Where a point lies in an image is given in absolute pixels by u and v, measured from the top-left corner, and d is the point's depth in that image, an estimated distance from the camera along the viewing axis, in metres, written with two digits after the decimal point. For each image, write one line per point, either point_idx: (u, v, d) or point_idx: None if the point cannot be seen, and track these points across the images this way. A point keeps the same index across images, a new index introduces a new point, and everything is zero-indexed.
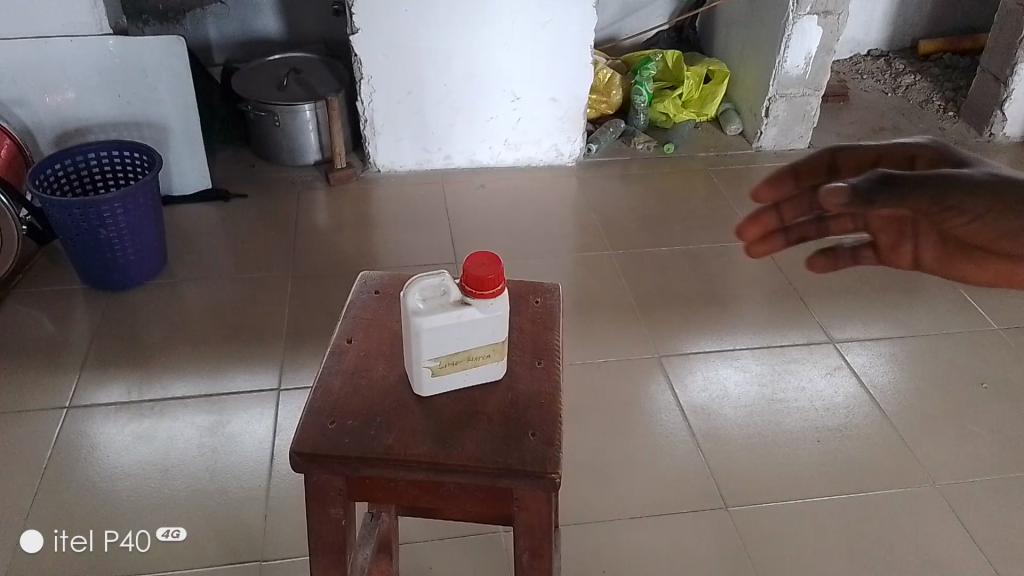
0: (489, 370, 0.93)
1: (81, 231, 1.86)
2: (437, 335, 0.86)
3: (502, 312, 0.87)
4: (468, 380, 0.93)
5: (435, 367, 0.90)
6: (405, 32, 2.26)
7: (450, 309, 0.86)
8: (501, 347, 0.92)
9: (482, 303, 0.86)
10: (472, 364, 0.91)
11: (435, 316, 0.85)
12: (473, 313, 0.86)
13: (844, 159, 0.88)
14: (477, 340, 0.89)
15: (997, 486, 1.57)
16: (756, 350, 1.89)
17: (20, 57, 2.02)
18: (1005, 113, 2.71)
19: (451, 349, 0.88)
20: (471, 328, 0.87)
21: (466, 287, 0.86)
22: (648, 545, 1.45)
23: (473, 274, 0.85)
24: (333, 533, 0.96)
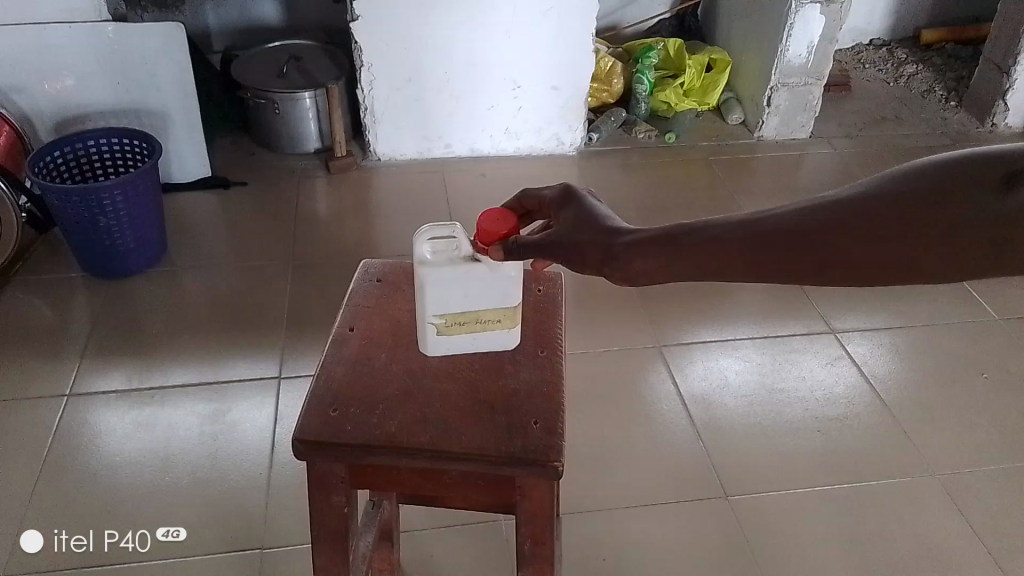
0: (500, 338, 0.96)
1: (81, 220, 1.85)
2: (441, 289, 0.89)
3: (515, 274, 0.89)
4: (475, 342, 0.96)
5: (440, 326, 0.93)
6: (405, 19, 2.25)
7: (459, 264, 0.88)
8: (513, 315, 0.94)
9: (492, 260, 0.88)
10: (479, 326, 0.94)
11: (441, 270, 0.88)
12: (484, 271, 0.88)
13: (526, 205, 0.95)
14: (486, 303, 0.91)
15: (996, 476, 1.57)
16: (757, 340, 1.88)
17: (18, 43, 2.01)
18: (1007, 102, 2.70)
19: (457, 307, 0.91)
20: (480, 289, 0.90)
21: (478, 241, 0.87)
22: (648, 534, 1.45)
23: (487, 230, 0.86)
24: (335, 522, 0.96)
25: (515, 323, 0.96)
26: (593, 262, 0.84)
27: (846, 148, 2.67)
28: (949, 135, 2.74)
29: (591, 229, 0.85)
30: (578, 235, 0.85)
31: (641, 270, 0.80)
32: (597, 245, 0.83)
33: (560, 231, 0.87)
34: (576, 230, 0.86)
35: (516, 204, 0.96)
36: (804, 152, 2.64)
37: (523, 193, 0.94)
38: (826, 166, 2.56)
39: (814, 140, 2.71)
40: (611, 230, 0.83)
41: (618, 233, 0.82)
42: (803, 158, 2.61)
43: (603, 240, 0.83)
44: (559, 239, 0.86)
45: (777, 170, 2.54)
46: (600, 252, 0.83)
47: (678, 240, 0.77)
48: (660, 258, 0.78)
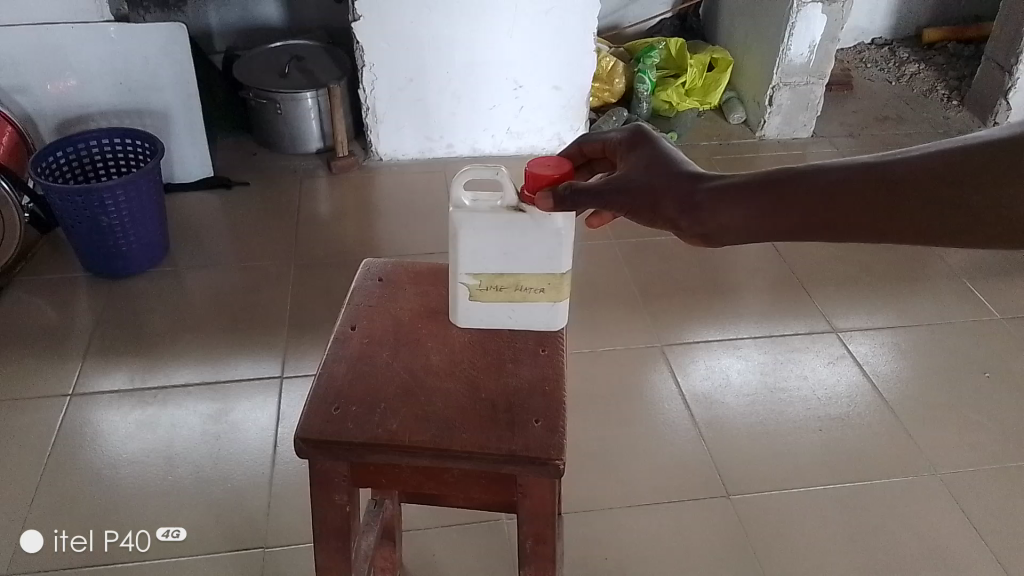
0: (543, 311, 0.99)
1: (83, 220, 1.85)
2: (479, 240, 0.93)
3: (564, 227, 0.91)
4: (514, 313, 1.00)
5: (473, 290, 0.97)
6: (406, 19, 2.25)
7: (498, 214, 0.91)
8: (559, 283, 0.96)
9: (537, 212, 0.90)
10: (518, 294, 0.98)
11: (478, 220, 0.92)
12: (526, 225, 0.91)
13: (587, 152, 0.97)
14: (528, 266, 0.94)
15: (998, 476, 1.57)
16: (758, 340, 1.88)
17: (21, 43, 2.01)
18: (1009, 101, 2.69)
19: (495, 265, 0.95)
20: (520, 246, 0.93)
21: (524, 191, 0.90)
22: (649, 533, 1.45)
23: (536, 175, 0.88)
24: (337, 519, 0.96)
25: (561, 296, 0.98)
26: (668, 212, 0.82)
27: (848, 147, 2.67)
28: (952, 134, 2.73)
29: (665, 175, 0.83)
30: (652, 180, 0.84)
31: (723, 223, 0.79)
32: (676, 193, 0.82)
33: (629, 176, 0.85)
34: (647, 175, 0.84)
35: (576, 150, 0.98)
36: (806, 151, 2.64)
37: (585, 137, 0.96)
38: None
39: (816, 140, 2.70)
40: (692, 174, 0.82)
41: (700, 178, 0.81)
42: (805, 157, 2.60)
43: (682, 186, 0.82)
44: (629, 184, 0.84)
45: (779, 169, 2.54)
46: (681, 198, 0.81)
47: (773, 187, 0.77)
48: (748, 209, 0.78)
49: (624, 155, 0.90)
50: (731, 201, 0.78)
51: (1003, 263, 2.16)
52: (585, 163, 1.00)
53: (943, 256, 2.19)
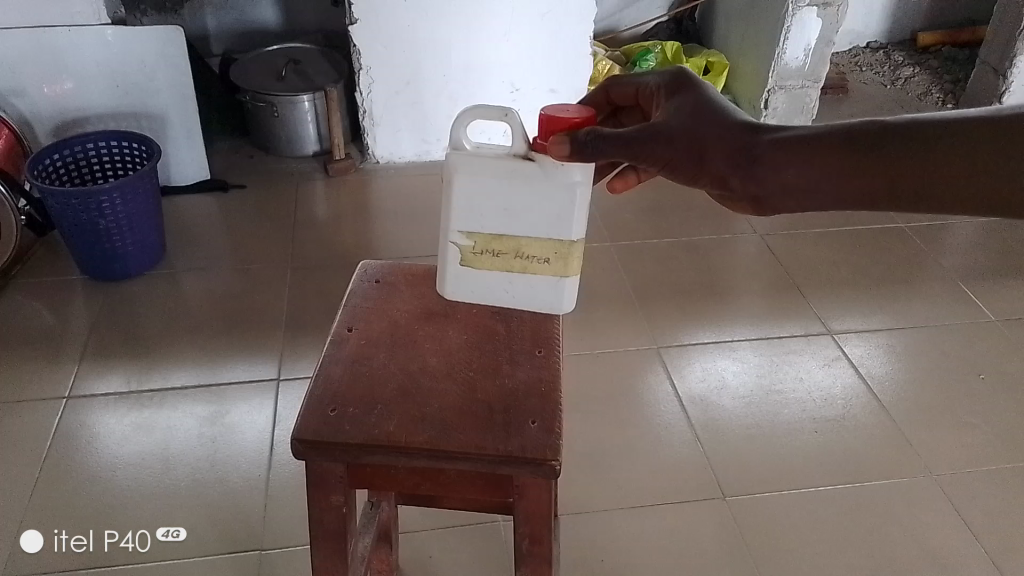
0: (547, 289, 0.87)
1: (80, 222, 1.85)
2: (475, 190, 0.82)
3: (581, 183, 0.81)
4: (513, 287, 0.87)
5: (465, 254, 0.86)
6: (403, 22, 2.26)
7: (503, 160, 0.81)
8: (568, 255, 0.84)
9: (549, 160, 0.80)
10: (520, 263, 0.85)
11: (477, 163, 0.81)
12: (534, 177, 0.81)
13: (614, 94, 0.98)
14: (532, 228, 0.83)
15: (993, 476, 1.58)
16: (755, 341, 1.89)
17: (18, 46, 2.02)
18: (1003, 104, 2.71)
19: (493, 225, 0.84)
20: (525, 202, 0.82)
21: (535, 138, 0.81)
22: (645, 534, 1.46)
23: (555, 119, 0.79)
24: (334, 521, 0.96)
25: (569, 272, 0.86)
26: (719, 167, 0.81)
27: None
28: None
29: (711, 123, 0.81)
30: (698, 130, 0.81)
31: (781, 180, 0.79)
32: (729, 145, 0.80)
33: (671, 124, 0.81)
34: (693, 122, 0.81)
35: (603, 93, 0.99)
36: None
37: (614, 82, 0.96)
38: None
39: None
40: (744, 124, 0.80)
41: (757, 130, 0.80)
42: None
43: (736, 138, 0.80)
44: (672, 133, 0.81)
45: None
46: (738, 154, 0.80)
47: (821, 142, 0.77)
48: (812, 175, 0.78)
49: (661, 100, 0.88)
50: (794, 164, 0.78)
51: (997, 265, 2.17)
52: (608, 105, 1.00)
53: (937, 258, 2.20)
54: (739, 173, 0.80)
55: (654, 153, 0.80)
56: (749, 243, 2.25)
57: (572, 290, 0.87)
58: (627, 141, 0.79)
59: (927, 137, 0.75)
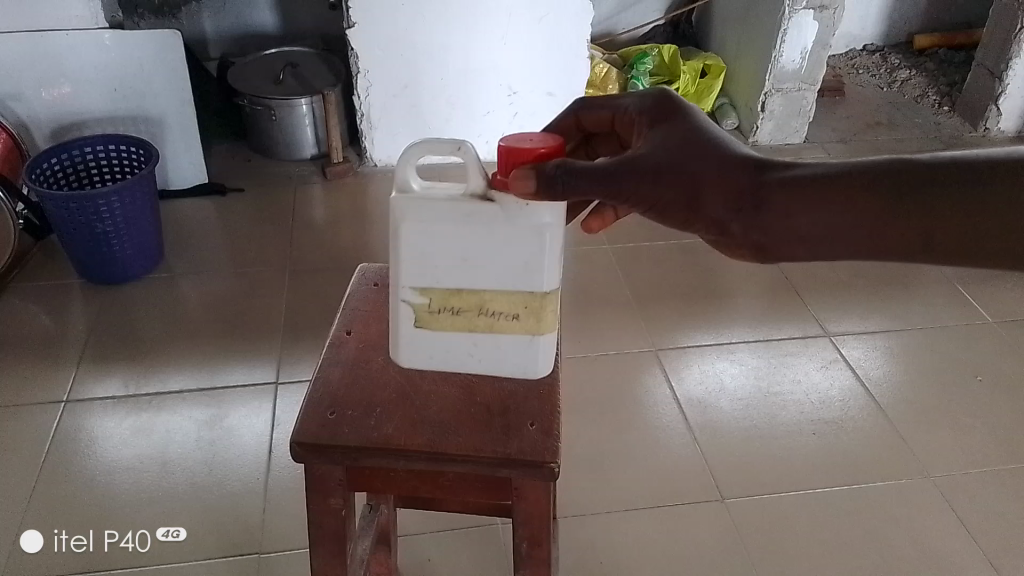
0: (517, 344, 0.90)
1: (78, 226, 1.85)
2: (431, 241, 0.83)
3: (549, 226, 0.81)
4: (477, 343, 0.90)
5: (421, 312, 0.88)
6: (401, 25, 2.26)
7: (461, 205, 0.81)
8: (539, 308, 0.86)
9: (510, 200, 0.80)
10: (485, 315, 0.87)
11: (431, 209, 0.82)
12: (498, 222, 0.81)
13: (585, 120, 0.95)
14: (497, 278, 0.85)
15: (990, 478, 1.58)
16: (752, 343, 1.89)
17: (16, 50, 2.02)
18: (999, 107, 2.72)
19: (454, 277, 0.85)
20: (488, 250, 0.83)
21: (496, 175, 0.81)
22: (643, 536, 1.46)
23: (516, 150, 0.78)
24: (333, 523, 0.96)
25: (539, 328, 0.88)
26: (715, 210, 0.79)
27: (840, 152, 2.68)
28: (943, 139, 2.76)
29: (703, 159, 0.78)
30: (688, 165, 0.78)
31: (786, 224, 0.77)
32: (724, 185, 0.78)
33: (654, 155, 0.79)
34: (680, 155, 0.78)
35: (572, 118, 0.96)
36: (799, 156, 2.65)
37: (584, 106, 0.93)
38: None
39: (808, 145, 2.72)
40: (742, 160, 0.79)
41: (760, 169, 0.78)
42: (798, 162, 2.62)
43: (733, 179, 0.78)
44: (657, 167, 0.78)
45: None
46: (738, 195, 0.78)
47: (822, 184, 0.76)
48: (824, 224, 0.76)
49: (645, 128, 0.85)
50: (804, 211, 0.76)
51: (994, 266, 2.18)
52: (579, 130, 0.97)
53: None
54: (741, 218, 0.78)
55: (637, 193, 0.78)
56: None
57: (540, 348, 0.90)
58: (603, 175, 0.76)
59: (926, 181, 0.75)
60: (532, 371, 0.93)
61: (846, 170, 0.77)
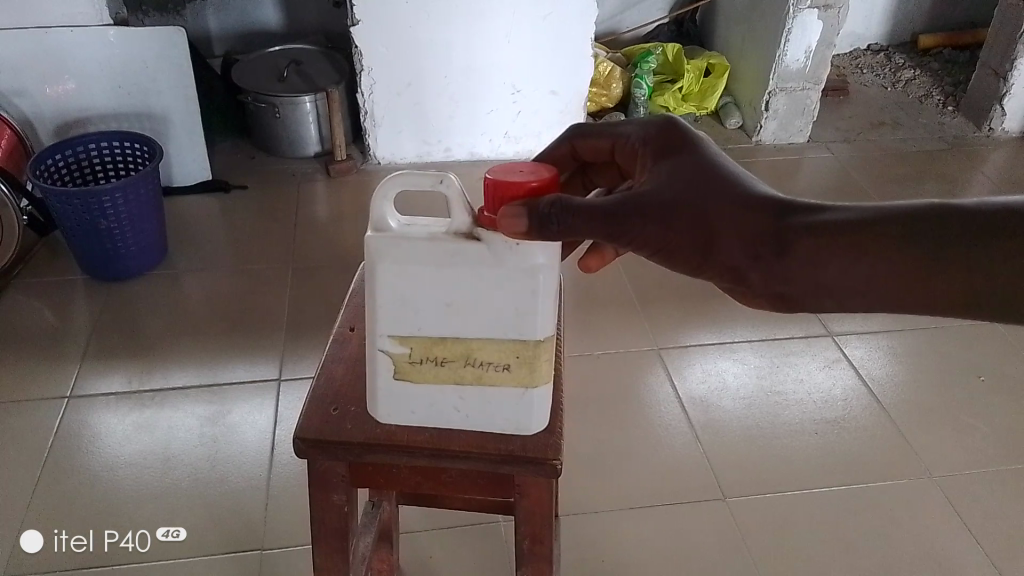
0: (508, 398, 0.83)
1: (82, 222, 1.86)
2: (409, 285, 0.76)
3: (542, 268, 0.74)
4: (463, 396, 0.83)
5: (399, 364, 0.81)
6: (405, 22, 2.26)
7: (443, 244, 0.74)
8: (531, 357, 0.79)
9: (498, 239, 0.73)
10: (472, 365, 0.80)
11: (411, 250, 0.74)
12: (485, 262, 0.74)
13: (581, 150, 0.89)
14: (485, 325, 0.78)
15: (993, 478, 1.58)
16: (755, 343, 1.89)
17: (20, 46, 2.02)
18: (1004, 107, 2.71)
19: (437, 325, 0.78)
20: (474, 295, 0.76)
21: (483, 212, 0.74)
22: (645, 535, 1.46)
23: (504, 185, 0.72)
24: (336, 520, 0.97)
25: (532, 380, 0.81)
26: (730, 258, 0.72)
27: (844, 151, 2.68)
28: (947, 139, 2.75)
29: (714, 198, 0.72)
30: (697, 206, 0.71)
31: (810, 275, 0.71)
32: (739, 230, 0.71)
33: (659, 193, 0.72)
34: (687, 193, 0.72)
35: (567, 147, 0.90)
36: (802, 155, 2.65)
37: (579, 134, 0.88)
38: (824, 169, 2.57)
39: (812, 145, 2.72)
40: (760, 200, 0.72)
41: (781, 213, 0.71)
42: (802, 162, 2.61)
43: (749, 224, 0.71)
44: (661, 205, 0.71)
45: (776, 172, 2.55)
46: (758, 241, 0.71)
47: (846, 234, 0.70)
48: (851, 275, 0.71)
49: (648, 161, 0.79)
50: (829, 261, 0.70)
51: None
52: (574, 159, 0.92)
53: None
54: (761, 266, 0.72)
55: (641, 236, 0.71)
56: None
57: (534, 401, 0.83)
58: (602, 214, 0.69)
59: (954, 230, 0.69)
60: (524, 428, 0.85)
61: (870, 218, 0.71)
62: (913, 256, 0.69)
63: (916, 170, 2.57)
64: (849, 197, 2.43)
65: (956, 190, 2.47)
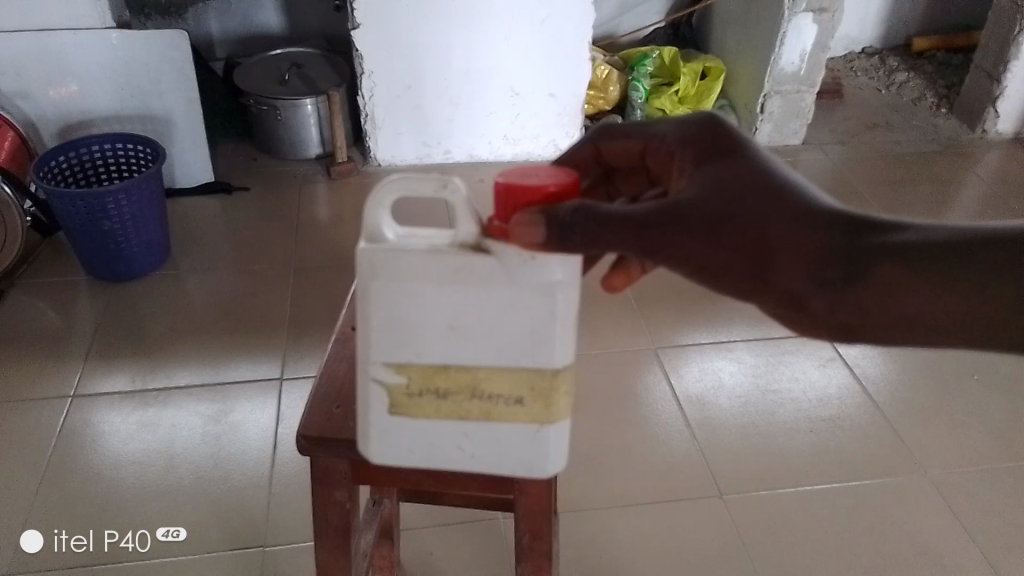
0: (519, 439, 0.76)
1: (85, 223, 1.88)
2: (407, 303, 0.71)
3: (561, 284, 0.70)
4: (470, 435, 0.77)
5: (396, 396, 0.75)
6: (404, 26, 2.28)
7: (447, 256, 0.70)
8: (546, 389, 0.74)
9: (511, 251, 0.69)
10: (479, 396, 0.75)
11: (415, 264, 0.70)
12: (497, 277, 0.70)
13: (605, 152, 0.86)
14: (495, 351, 0.73)
15: (985, 476, 1.60)
16: (750, 342, 1.92)
17: (24, 49, 2.04)
18: (997, 109, 2.74)
19: (440, 351, 0.74)
20: (483, 316, 0.71)
21: (494, 221, 0.71)
22: (642, 531, 1.48)
23: (519, 192, 0.70)
24: (338, 516, 0.99)
25: (548, 416, 0.75)
26: (788, 283, 0.73)
27: (839, 153, 2.71)
28: (940, 141, 2.78)
29: (751, 209, 0.70)
30: (736, 216, 0.70)
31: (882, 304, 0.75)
32: (790, 250, 0.72)
33: (692, 198, 0.70)
34: (720, 200, 0.70)
35: (591, 149, 0.87)
36: (798, 157, 2.68)
37: (605, 135, 0.85)
38: (819, 171, 2.59)
39: (808, 147, 2.74)
40: (822, 219, 0.72)
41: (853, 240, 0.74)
42: (797, 164, 2.64)
43: (807, 247, 0.72)
44: (693, 212, 0.69)
45: None
46: (825, 266, 0.74)
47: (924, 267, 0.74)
48: (913, 319, 0.77)
49: (687, 163, 0.76)
50: (904, 293, 0.74)
51: None
52: (596, 163, 0.88)
53: None
54: (830, 293, 0.75)
55: (681, 251, 0.69)
56: None
57: (551, 443, 0.76)
58: (631, 226, 0.68)
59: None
60: (540, 472, 0.77)
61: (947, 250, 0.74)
62: (991, 293, 0.73)
63: (910, 172, 2.60)
64: (844, 198, 2.46)
65: (949, 191, 2.50)
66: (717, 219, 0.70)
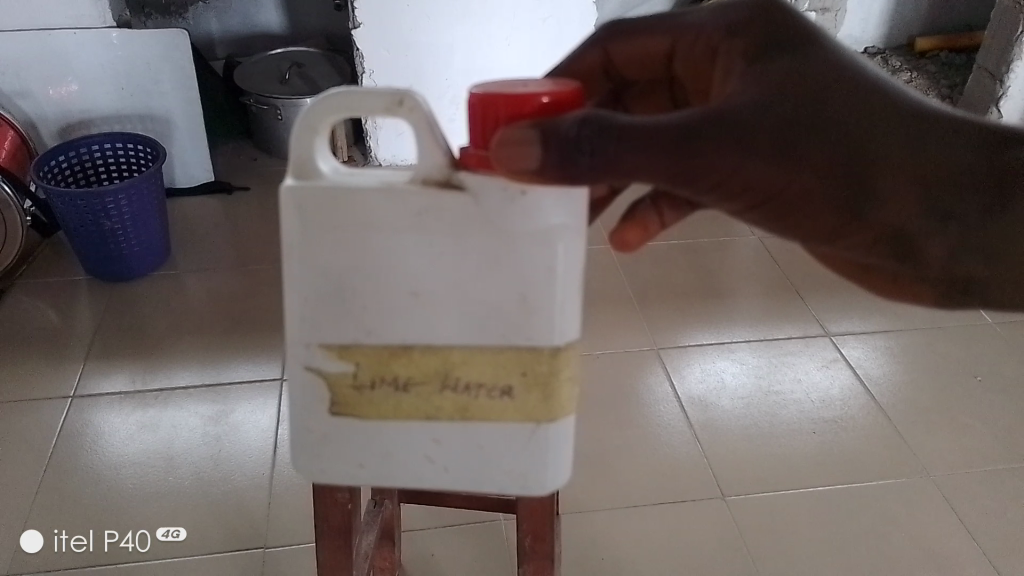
0: (512, 440, 0.72)
1: (85, 223, 1.87)
2: (357, 264, 0.67)
3: (562, 227, 0.66)
4: (442, 441, 0.73)
5: (340, 393, 0.72)
6: (405, 26, 2.27)
7: (412, 197, 0.65)
8: (543, 381, 0.71)
9: (483, 190, 0.64)
10: (451, 390, 0.71)
11: (374, 210, 0.65)
12: (473, 220, 0.65)
13: (616, 56, 0.89)
14: (473, 322, 0.69)
15: (990, 478, 1.59)
16: (753, 343, 1.91)
17: (23, 48, 2.03)
18: (1001, 109, 2.72)
19: (399, 328, 0.69)
20: (457, 280, 0.67)
21: (468, 150, 0.66)
22: (644, 535, 1.47)
23: (501, 104, 0.64)
24: (339, 516, 0.97)
25: (547, 411, 0.72)
26: (891, 217, 0.79)
27: None
28: None
29: (800, 125, 0.71)
30: (786, 128, 0.70)
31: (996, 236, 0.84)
32: (899, 170, 0.77)
33: (739, 103, 0.70)
34: (762, 112, 0.70)
35: (600, 55, 0.89)
36: None
37: (614, 37, 0.88)
38: None
39: None
40: (932, 141, 0.80)
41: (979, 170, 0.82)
42: None
43: (918, 171, 0.79)
44: (747, 122, 0.68)
45: None
46: (944, 194, 0.81)
47: None
48: None
49: (737, 57, 0.78)
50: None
51: None
52: (604, 74, 0.91)
53: None
54: (948, 233, 0.83)
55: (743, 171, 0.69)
56: (747, 246, 2.26)
57: (549, 447, 0.73)
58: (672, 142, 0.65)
59: None
60: (536, 487, 0.74)
61: None
62: None
63: None
64: None
65: None
66: (788, 121, 0.71)
